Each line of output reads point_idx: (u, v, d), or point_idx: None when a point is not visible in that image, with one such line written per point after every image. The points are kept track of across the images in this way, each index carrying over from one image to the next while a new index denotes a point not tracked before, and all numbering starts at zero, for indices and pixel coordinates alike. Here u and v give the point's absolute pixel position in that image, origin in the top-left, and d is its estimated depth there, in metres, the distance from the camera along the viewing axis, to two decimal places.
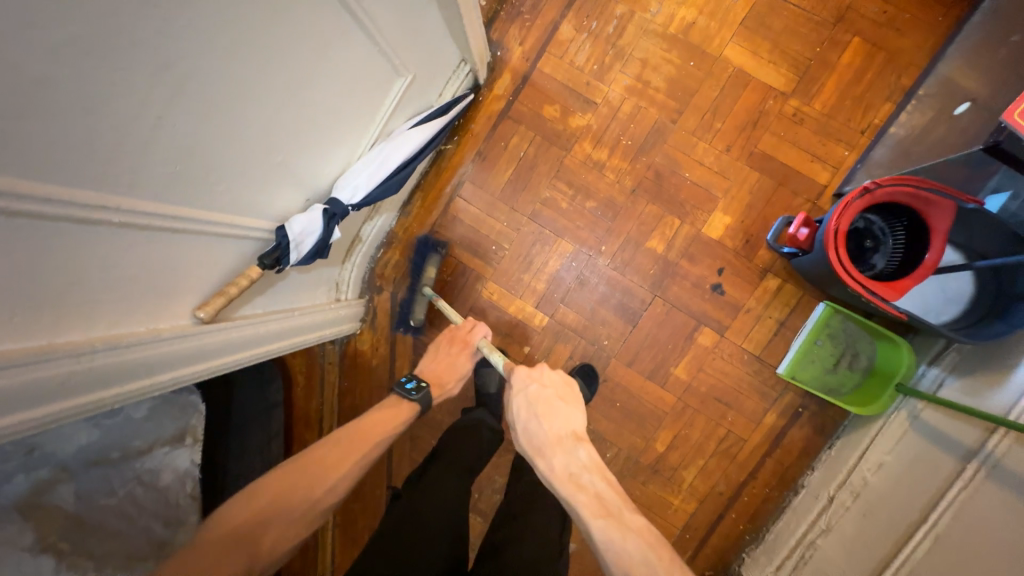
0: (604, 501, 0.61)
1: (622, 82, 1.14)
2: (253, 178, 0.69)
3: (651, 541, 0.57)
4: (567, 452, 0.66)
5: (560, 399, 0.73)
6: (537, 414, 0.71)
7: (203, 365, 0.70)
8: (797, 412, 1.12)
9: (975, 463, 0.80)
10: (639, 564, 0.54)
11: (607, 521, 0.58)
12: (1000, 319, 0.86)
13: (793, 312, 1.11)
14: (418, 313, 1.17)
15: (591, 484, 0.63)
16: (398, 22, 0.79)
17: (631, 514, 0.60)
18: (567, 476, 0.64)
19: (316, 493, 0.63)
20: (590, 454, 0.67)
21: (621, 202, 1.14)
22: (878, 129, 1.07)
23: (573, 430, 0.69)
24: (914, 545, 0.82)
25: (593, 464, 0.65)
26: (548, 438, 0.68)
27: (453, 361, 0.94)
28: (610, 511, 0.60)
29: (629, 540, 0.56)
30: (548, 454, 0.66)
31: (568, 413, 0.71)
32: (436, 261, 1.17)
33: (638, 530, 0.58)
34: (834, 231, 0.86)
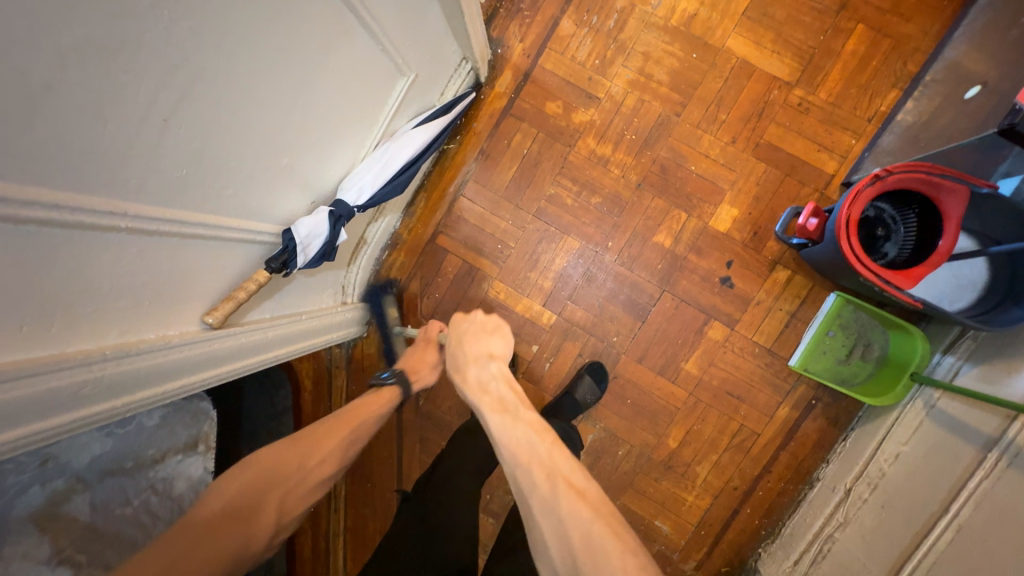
0: (503, 402, 0.66)
1: (624, 76, 1.13)
2: (258, 181, 0.68)
3: (540, 430, 0.60)
4: (479, 366, 0.73)
5: (483, 328, 0.81)
6: (459, 342, 0.79)
7: (213, 371, 0.70)
8: (811, 404, 1.11)
9: (995, 450, 0.79)
10: (520, 446, 0.58)
11: (500, 415, 0.63)
12: (1016, 305, 0.86)
13: (803, 304, 1.10)
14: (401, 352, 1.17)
15: (496, 390, 0.69)
16: (399, 20, 0.78)
17: (528, 413, 0.64)
18: (477, 386, 0.70)
19: (305, 467, 0.66)
20: (503, 367, 0.73)
21: (627, 197, 1.14)
22: (885, 116, 1.06)
23: (490, 351, 0.76)
24: (935, 536, 0.81)
25: (501, 374, 0.72)
26: (466, 356, 0.75)
27: (423, 354, 0.93)
28: (506, 408, 0.64)
29: (517, 429, 0.60)
30: (464, 370, 0.74)
31: (489, 339, 0.79)
32: (392, 300, 1.19)
33: (530, 423, 0.61)
34: (845, 220, 0.85)
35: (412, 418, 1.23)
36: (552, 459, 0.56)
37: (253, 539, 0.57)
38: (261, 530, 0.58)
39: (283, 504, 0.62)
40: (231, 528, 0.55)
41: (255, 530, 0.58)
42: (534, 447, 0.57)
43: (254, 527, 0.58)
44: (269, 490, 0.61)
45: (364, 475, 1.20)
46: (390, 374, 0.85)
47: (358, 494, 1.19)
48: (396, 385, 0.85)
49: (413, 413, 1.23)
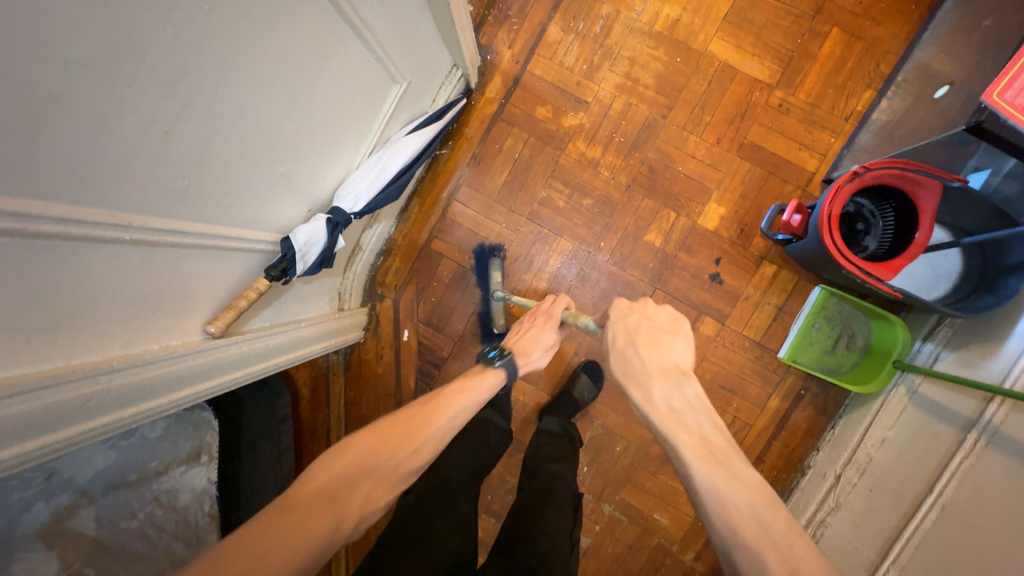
0: (711, 447, 0.55)
1: (612, 81, 1.16)
2: (257, 190, 0.69)
3: (772, 504, 0.50)
4: (671, 385, 0.62)
5: (661, 330, 0.68)
6: (634, 343, 0.67)
7: (214, 380, 0.70)
8: (800, 394, 1.14)
9: (975, 432, 0.83)
10: (747, 519, 0.49)
11: (713, 468, 0.53)
12: (990, 292, 0.90)
13: (790, 297, 1.14)
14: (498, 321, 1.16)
15: (695, 424, 0.58)
16: (392, 29, 0.79)
17: (747, 468, 0.54)
18: (671, 414, 0.59)
19: (400, 454, 0.57)
20: (697, 391, 0.62)
21: (618, 199, 1.16)
22: (861, 116, 1.11)
23: (676, 364, 0.64)
24: (922, 516, 0.84)
25: (699, 403, 0.60)
26: (648, 367, 0.63)
27: (537, 332, 0.85)
28: (718, 459, 0.54)
29: (736, 492, 0.51)
30: (646, 382, 0.62)
31: (672, 346, 0.67)
32: (498, 265, 1.17)
33: (755, 489, 0.51)
34: (827, 216, 0.89)
35: None
36: (791, 546, 0.47)
37: (343, 523, 0.49)
38: (351, 513, 0.51)
39: (373, 491, 0.54)
40: (319, 516, 0.48)
41: (343, 515, 0.50)
42: (766, 527, 0.48)
43: (344, 512, 0.50)
44: (360, 478, 0.53)
45: None
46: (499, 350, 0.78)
47: None
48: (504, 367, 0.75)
49: None
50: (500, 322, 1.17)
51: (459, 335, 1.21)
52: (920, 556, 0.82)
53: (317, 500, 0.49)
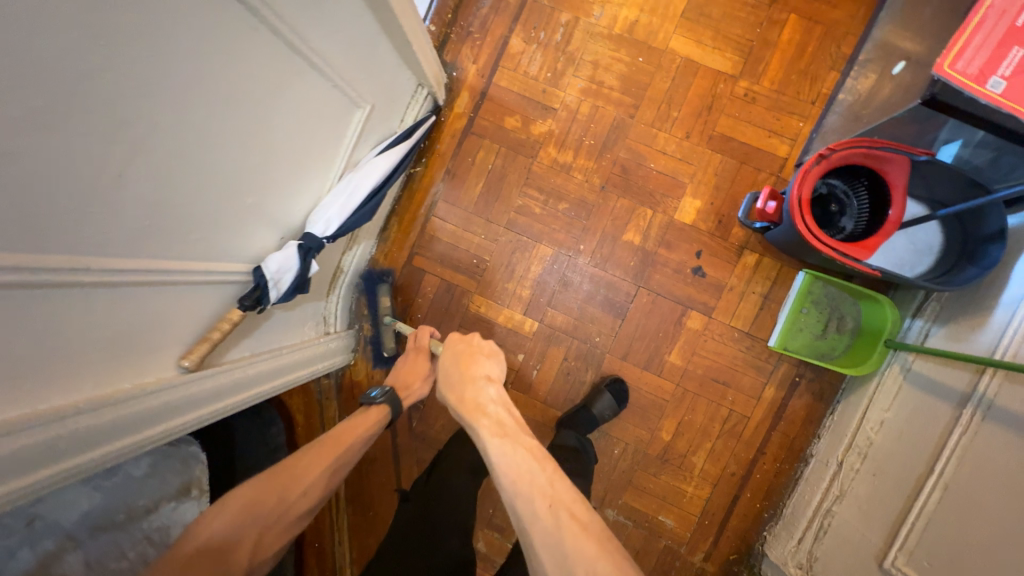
0: (503, 426, 0.71)
1: (577, 86, 1.17)
2: (223, 222, 0.70)
3: (541, 458, 0.65)
4: (479, 388, 0.79)
5: (480, 352, 0.87)
6: (457, 362, 0.85)
7: (192, 414, 0.70)
8: (795, 381, 1.12)
9: (971, 406, 0.81)
10: (522, 474, 0.62)
11: (501, 440, 0.67)
12: (972, 263, 0.89)
13: (775, 284, 1.13)
14: (388, 344, 1.18)
15: (494, 413, 0.73)
16: (347, 56, 0.81)
17: (527, 437, 0.69)
18: (474, 407, 0.75)
19: (282, 504, 0.69)
20: (500, 390, 0.79)
21: (593, 201, 1.17)
22: (827, 98, 1.11)
23: (490, 373, 0.83)
24: (925, 498, 0.82)
25: (499, 398, 0.77)
26: (465, 378, 0.81)
27: (414, 365, 0.99)
28: (506, 434, 0.69)
29: (517, 454, 0.65)
30: (462, 391, 0.79)
31: (486, 362, 0.85)
32: (386, 290, 1.20)
33: (530, 449, 0.66)
34: (797, 200, 0.88)
35: (407, 439, 1.23)
36: (553, 487, 0.61)
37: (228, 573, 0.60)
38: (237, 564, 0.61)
39: (263, 539, 0.66)
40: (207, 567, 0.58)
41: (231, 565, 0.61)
42: (534, 475, 0.62)
43: (229, 568, 0.60)
44: (248, 528, 0.65)
45: (365, 504, 1.20)
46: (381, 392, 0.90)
47: (360, 524, 1.19)
48: (385, 403, 0.89)
49: (407, 435, 1.23)
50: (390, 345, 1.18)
51: None
52: (927, 540, 0.79)
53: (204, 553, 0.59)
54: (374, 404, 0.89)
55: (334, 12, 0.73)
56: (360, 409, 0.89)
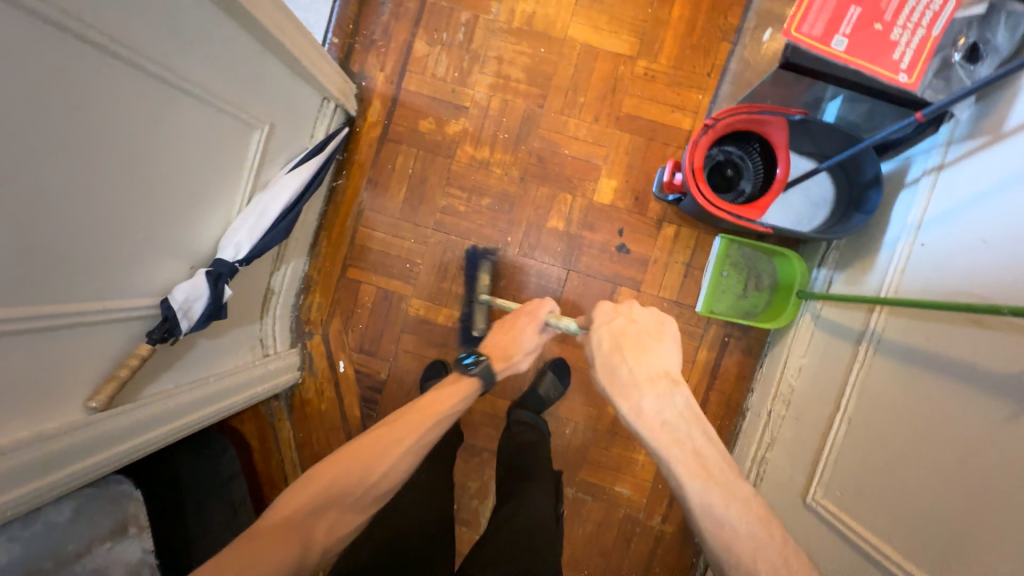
0: (703, 461, 0.58)
1: (484, 82, 1.19)
2: (115, 260, 0.69)
3: (763, 517, 0.54)
4: (661, 395, 0.64)
5: (648, 334, 0.70)
6: (622, 352, 0.68)
7: (103, 454, 0.71)
8: (725, 341, 1.18)
9: (865, 342, 0.87)
10: (744, 539, 0.53)
11: (707, 483, 0.56)
12: (858, 210, 0.96)
13: (695, 252, 1.18)
14: (478, 323, 1.16)
15: (688, 438, 0.60)
16: (230, 78, 0.81)
17: (740, 481, 0.57)
18: (664, 430, 0.61)
19: (368, 480, 0.63)
20: (687, 399, 0.64)
21: (514, 192, 1.20)
22: (720, 69, 1.16)
23: (668, 371, 0.66)
24: (835, 433, 0.88)
25: (688, 412, 0.63)
26: (639, 377, 0.65)
27: (518, 334, 0.91)
28: (711, 474, 0.57)
29: (731, 508, 0.55)
30: (636, 394, 0.64)
31: (659, 351, 0.68)
32: (488, 267, 1.18)
33: (746, 500, 0.55)
34: (690, 169, 0.93)
35: None
36: (788, 565, 0.51)
37: (309, 552, 0.56)
38: (315, 543, 0.57)
39: (338, 520, 0.60)
40: (288, 543, 0.54)
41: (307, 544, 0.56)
42: (760, 543, 0.52)
43: (308, 542, 0.56)
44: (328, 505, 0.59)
45: None
46: (476, 360, 0.85)
47: None
48: (478, 377, 0.83)
49: None
50: (481, 324, 1.16)
51: (393, 354, 1.23)
52: (839, 471, 0.85)
53: (276, 533, 0.55)
54: (467, 374, 0.84)
55: (202, 37, 0.72)
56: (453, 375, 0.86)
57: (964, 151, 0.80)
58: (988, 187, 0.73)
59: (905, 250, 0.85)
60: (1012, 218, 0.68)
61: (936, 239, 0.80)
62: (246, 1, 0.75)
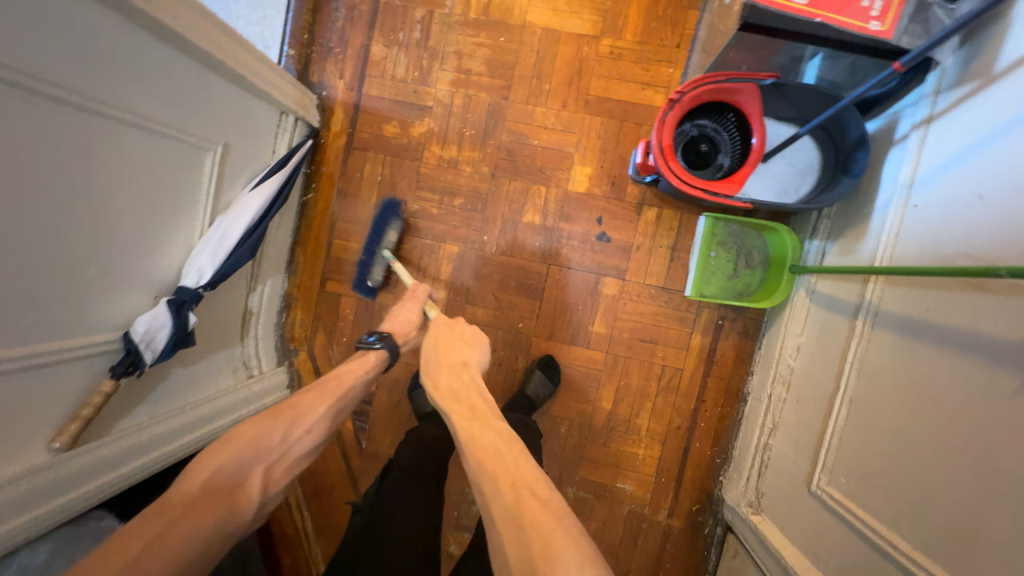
0: (472, 411, 0.67)
1: (445, 79, 1.16)
2: (64, 299, 0.67)
3: (512, 443, 0.62)
4: (452, 373, 0.75)
5: (460, 335, 0.83)
6: (436, 345, 0.80)
7: (71, 494, 0.70)
8: (719, 324, 1.12)
9: (861, 316, 0.81)
10: (487, 457, 0.59)
11: (467, 425, 0.65)
12: (845, 173, 0.89)
13: (679, 234, 1.12)
14: (376, 274, 1.08)
15: (465, 398, 0.70)
16: (169, 103, 0.78)
17: (498, 423, 0.66)
18: (451, 398, 0.70)
19: (285, 443, 0.68)
20: (475, 377, 0.75)
21: (486, 189, 1.16)
22: (690, 39, 1.10)
23: (467, 358, 0.78)
24: (835, 415, 0.82)
25: (473, 382, 0.73)
26: (441, 361, 0.77)
27: (409, 314, 0.92)
28: (474, 418, 0.66)
29: (482, 438, 0.62)
30: (435, 376, 0.75)
31: (465, 346, 0.81)
32: (397, 224, 1.11)
33: (502, 435, 0.63)
34: (658, 148, 0.87)
35: (359, 462, 1.22)
36: (519, 472, 0.58)
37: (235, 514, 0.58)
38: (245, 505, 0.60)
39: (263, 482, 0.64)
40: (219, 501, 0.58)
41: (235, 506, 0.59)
42: (500, 456, 0.60)
43: (236, 503, 0.59)
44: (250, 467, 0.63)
45: (332, 531, 1.20)
46: (379, 337, 0.86)
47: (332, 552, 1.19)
48: (384, 352, 0.85)
49: (359, 457, 1.22)
50: (378, 276, 1.08)
51: None
52: (842, 456, 0.79)
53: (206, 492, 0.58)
54: (372, 349, 0.85)
55: (129, 63, 0.70)
56: (358, 351, 0.86)
57: (954, 99, 0.73)
58: (982, 136, 0.66)
59: (897, 212, 0.78)
60: (1009, 167, 0.61)
61: (930, 198, 0.73)
62: (172, 21, 0.72)
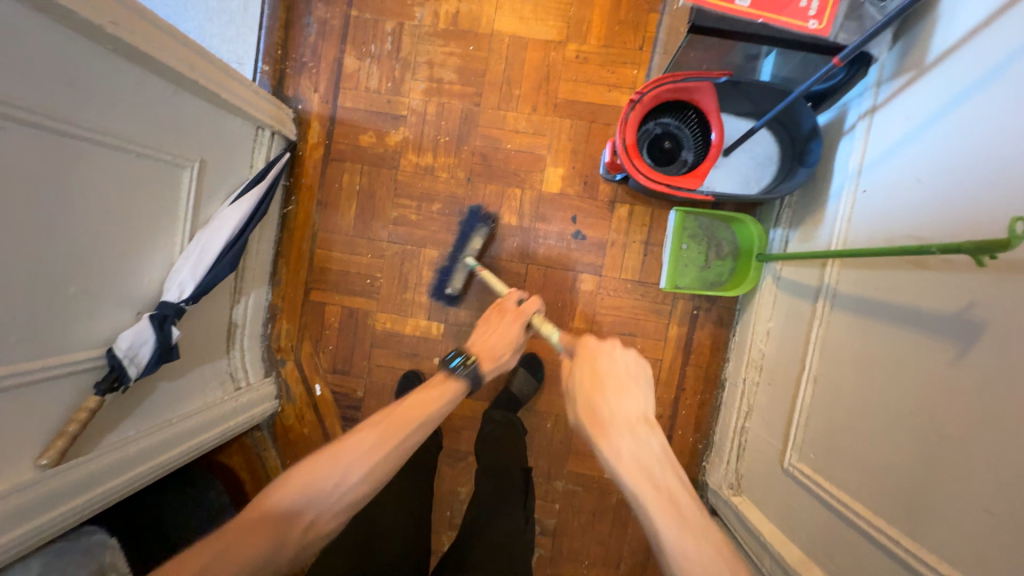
0: (678, 502, 0.52)
1: (418, 88, 1.19)
2: (45, 318, 0.69)
3: (721, 550, 0.50)
4: (636, 438, 0.56)
5: (629, 374, 0.62)
6: (599, 390, 0.61)
7: (57, 510, 0.71)
8: (694, 314, 1.16)
9: (822, 299, 0.85)
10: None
11: (682, 528, 0.50)
12: (801, 164, 0.93)
13: (651, 229, 1.16)
14: (455, 282, 1.15)
15: (666, 481, 0.53)
16: (144, 122, 0.80)
17: (700, 515, 0.52)
18: (639, 474, 0.54)
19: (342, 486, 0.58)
20: (661, 440, 0.58)
21: (463, 194, 1.19)
22: (651, 41, 1.14)
23: (644, 413, 0.59)
24: (802, 394, 0.86)
25: (666, 456, 0.56)
26: (615, 417, 0.58)
27: (503, 333, 0.84)
28: (685, 515, 0.51)
29: (703, 553, 0.49)
30: (611, 437, 0.57)
31: (638, 393, 0.61)
32: (483, 232, 1.14)
33: (702, 533, 0.51)
34: (623, 146, 0.91)
35: None
36: None
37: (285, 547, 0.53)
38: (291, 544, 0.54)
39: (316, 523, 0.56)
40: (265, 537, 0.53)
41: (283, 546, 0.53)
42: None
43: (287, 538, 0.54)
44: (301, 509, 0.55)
45: None
46: (467, 363, 0.76)
47: None
48: (465, 381, 0.75)
49: None
50: (456, 284, 1.15)
51: (367, 371, 1.23)
52: (809, 432, 0.83)
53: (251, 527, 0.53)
54: (453, 376, 0.75)
55: (101, 84, 0.71)
56: (437, 376, 0.76)
57: (893, 89, 0.77)
58: (918, 123, 0.71)
59: (849, 198, 0.82)
60: (942, 151, 0.65)
61: (876, 183, 0.77)
62: (141, 43, 0.74)
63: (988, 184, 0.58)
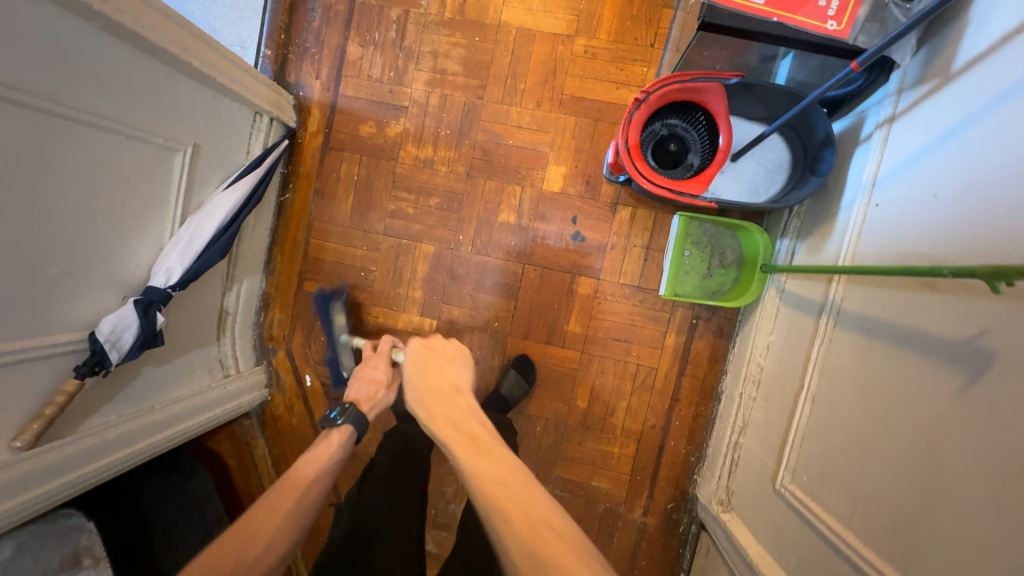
0: (475, 436, 0.61)
1: (421, 79, 1.16)
2: (25, 300, 0.68)
3: None
4: (443, 399, 0.67)
5: (446, 358, 0.75)
6: (420, 370, 0.73)
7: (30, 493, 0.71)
8: (693, 323, 1.13)
9: (825, 315, 0.81)
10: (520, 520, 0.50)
11: (473, 453, 0.58)
12: (812, 173, 0.89)
13: (654, 233, 1.12)
14: (346, 363, 1.13)
15: (463, 424, 0.63)
16: (134, 103, 0.78)
17: (501, 450, 0.59)
18: (445, 421, 0.64)
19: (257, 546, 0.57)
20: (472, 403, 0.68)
21: (461, 189, 1.16)
22: (663, 38, 1.10)
23: (459, 384, 0.71)
24: (800, 413, 0.82)
25: (468, 407, 0.67)
26: (430, 386, 0.70)
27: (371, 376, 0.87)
28: (481, 446, 0.59)
29: (490, 468, 0.56)
30: (422, 402, 0.68)
31: (453, 371, 0.74)
32: (341, 307, 1.16)
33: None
34: (625, 148, 0.87)
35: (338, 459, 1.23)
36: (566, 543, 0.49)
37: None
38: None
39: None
40: None
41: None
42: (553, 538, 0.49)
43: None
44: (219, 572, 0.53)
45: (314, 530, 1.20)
46: (342, 415, 0.78)
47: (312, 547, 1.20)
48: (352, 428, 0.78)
49: None
50: (348, 363, 1.13)
51: None
52: (804, 453, 0.80)
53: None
54: (336, 429, 0.77)
55: (91, 64, 0.70)
56: (320, 436, 0.77)
57: (914, 98, 0.73)
58: (937, 135, 0.67)
59: (860, 212, 0.78)
60: (963, 167, 0.61)
61: (890, 197, 0.73)
62: (132, 22, 0.72)
63: (1007, 203, 0.54)
